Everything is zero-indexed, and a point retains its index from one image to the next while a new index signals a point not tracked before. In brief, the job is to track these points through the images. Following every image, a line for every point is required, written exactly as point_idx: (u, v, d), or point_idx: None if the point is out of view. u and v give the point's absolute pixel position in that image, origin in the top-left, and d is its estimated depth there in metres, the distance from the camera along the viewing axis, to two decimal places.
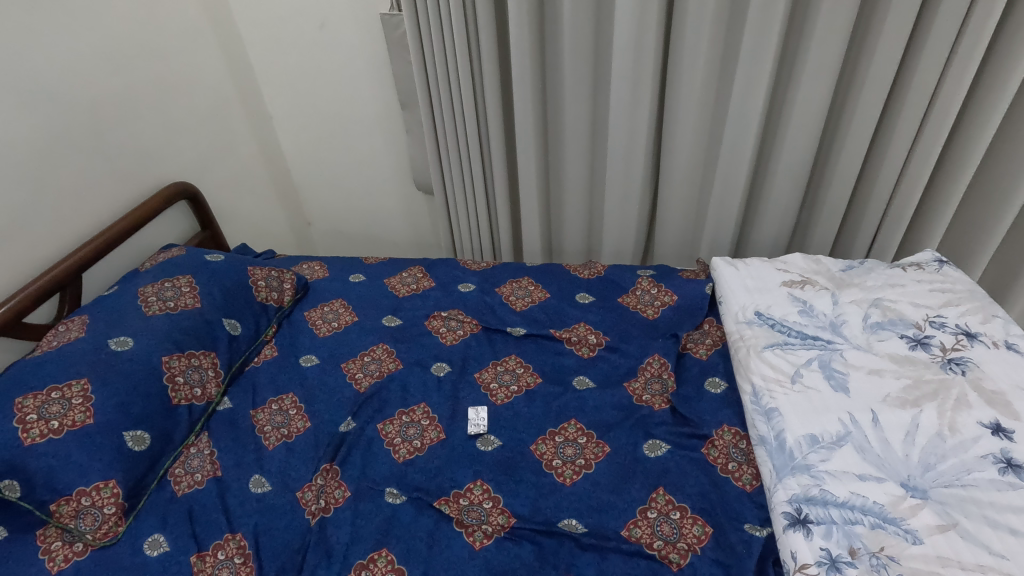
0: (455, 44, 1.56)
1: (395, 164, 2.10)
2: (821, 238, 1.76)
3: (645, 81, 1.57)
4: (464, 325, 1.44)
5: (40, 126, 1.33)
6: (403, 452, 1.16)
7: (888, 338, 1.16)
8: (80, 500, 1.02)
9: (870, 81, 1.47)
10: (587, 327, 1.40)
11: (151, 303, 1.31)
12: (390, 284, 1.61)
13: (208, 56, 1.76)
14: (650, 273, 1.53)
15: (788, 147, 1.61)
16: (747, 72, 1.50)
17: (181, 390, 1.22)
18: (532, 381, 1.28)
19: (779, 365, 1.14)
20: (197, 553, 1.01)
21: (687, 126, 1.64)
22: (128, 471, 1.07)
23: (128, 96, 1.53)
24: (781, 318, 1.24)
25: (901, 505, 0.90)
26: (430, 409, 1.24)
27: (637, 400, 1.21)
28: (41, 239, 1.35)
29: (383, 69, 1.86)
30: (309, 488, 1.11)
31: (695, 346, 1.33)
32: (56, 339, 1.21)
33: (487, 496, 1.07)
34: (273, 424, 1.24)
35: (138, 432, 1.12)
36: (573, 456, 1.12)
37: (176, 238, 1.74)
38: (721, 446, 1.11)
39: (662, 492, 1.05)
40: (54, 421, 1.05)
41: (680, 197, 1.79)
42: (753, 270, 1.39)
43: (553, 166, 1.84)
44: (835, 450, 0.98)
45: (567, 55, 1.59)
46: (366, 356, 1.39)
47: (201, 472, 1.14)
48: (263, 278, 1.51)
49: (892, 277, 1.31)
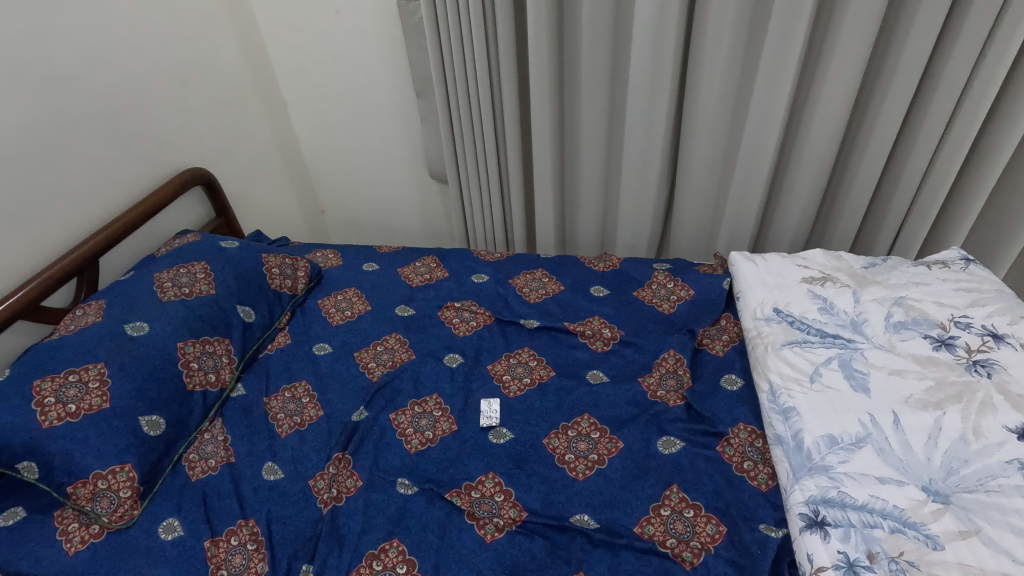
0: (472, 29, 1.53)
1: (410, 155, 2.09)
2: (842, 233, 1.73)
3: (666, 71, 1.54)
4: (477, 317, 1.43)
5: (55, 111, 1.33)
6: (415, 442, 1.16)
7: (911, 338, 1.14)
8: (97, 483, 1.03)
9: (901, 70, 1.42)
10: (602, 321, 1.38)
11: (166, 288, 1.31)
12: (404, 273, 1.61)
13: (220, 38, 1.75)
14: (666, 266, 1.51)
15: (813, 138, 1.58)
16: (771, 63, 1.47)
17: (196, 376, 1.23)
18: (545, 374, 1.27)
19: (797, 363, 1.12)
20: (210, 538, 1.02)
21: (709, 114, 1.60)
22: (143, 455, 1.09)
23: (144, 82, 1.53)
24: (800, 315, 1.23)
25: (922, 510, 0.88)
26: (442, 400, 1.23)
27: (652, 396, 1.19)
28: (57, 224, 1.36)
29: (399, 56, 1.84)
30: (321, 476, 1.11)
31: (712, 342, 1.30)
32: (74, 323, 1.23)
33: (499, 489, 1.06)
34: (286, 412, 1.25)
35: (153, 417, 1.13)
36: (586, 451, 1.11)
37: (192, 223, 1.74)
38: (737, 445, 1.08)
39: (676, 490, 1.03)
40: (72, 404, 1.07)
41: (698, 189, 1.76)
42: (772, 266, 1.37)
43: (569, 155, 1.82)
44: (855, 452, 0.96)
45: (585, 42, 1.56)
46: (378, 345, 1.39)
47: (214, 458, 1.15)
48: (277, 266, 1.51)
49: (916, 275, 1.29)
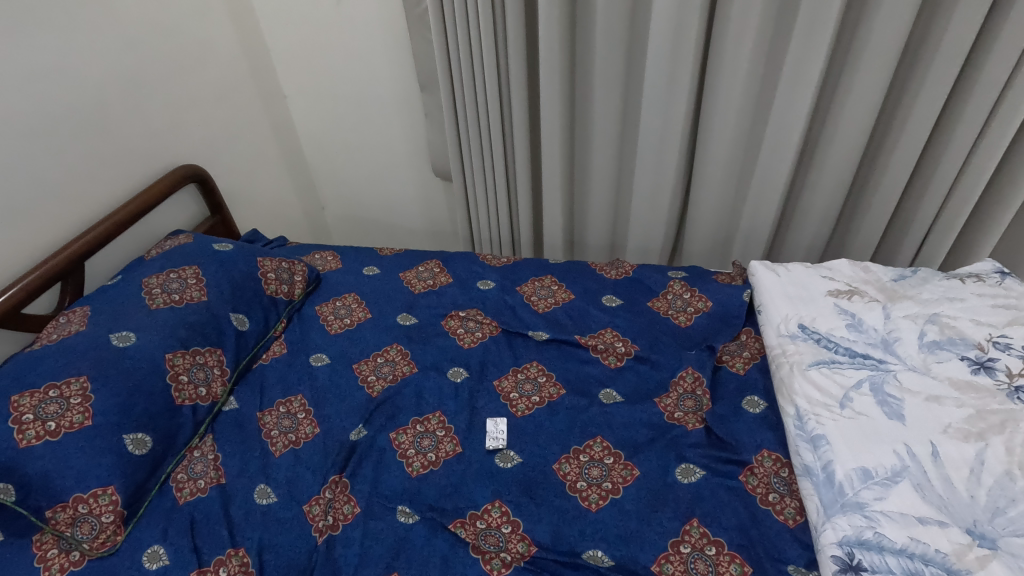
0: (480, 21, 1.45)
1: (413, 150, 2.01)
2: (864, 240, 1.65)
3: (685, 67, 1.45)
4: (483, 327, 1.36)
5: (39, 105, 1.25)
6: (417, 465, 1.09)
7: (947, 359, 1.07)
8: (77, 507, 0.97)
9: (935, 70, 1.34)
10: (614, 334, 1.31)
11: (155, 295, 1.24)
12: (406, 278, 1.53)
13: (216, 28, 1.66)
14: (682, 275, 1.43)
15: (838, 141, 1.49)
16: (797, 61, 1.38)
17: (185, 390, 1.16)
18: (555, 392, 1.20)
19: (825, 386, 1.05)
20: (198, 569, 0.95)
21: (729, 114, 1.52)
22: (127, 476, 1.02)
23: (136, 75, 1.45)
24: (827, 332, 1.15)
25: (967, 556, 0.81)
26: (445, 419, 1.17)
27: (669, 418, 1.12)
28: (41, 224, 1.28)
29: (403, 48, 1.75)
30: (317, 501, 1.05)
31: (732, 359, 1.23)
32: (56, 332, 1.16)
33: (506, 520, 1.00)
34: (280, 428, 1.18)
35: (139, 435, 1.06)
36: (599, 479, 1.04)
37: (185, 222, 1.67)
38: (761, 475, 1.01)
39: (696, 524, 0.96)
40: (51, 421, 1.00)
41: (714, 192, 1.68)
42: (795, 277, 1.30)
43: (579, 154, 1.74)
44: (891, 488, 0.89)
45: (599, 35, 1.47)
46: (378, 357, 1.31)
47: (204, 479, 1.09)
48: (273, 270, 1.44)
49: (950, 289, 1.21)
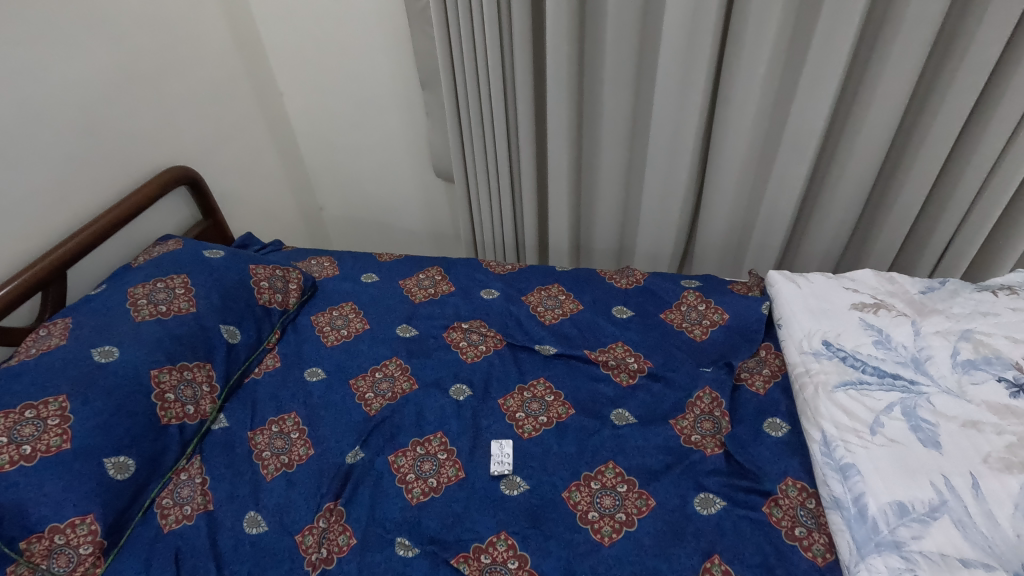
0: (484, 16, 1.37)
1: (414, 150, 1.94)
2: (884, 247, 1.58)
3: (699, 67, 1.38)
4: (487, 340, 1.29)
5: (17, 105, 1.18)
6: (417, 491, 1.02)
7: (984, 381, 0.99)
8: (54, 538, 0.91)
9: (965, 70, 1.26)
10: (626, 348, 1.24)
11: (141, 306, 1.17)
12: (406, 286, 1.46)
13: (208, 23, 1.59)
14: (696, 285, 1.36)
15: (860, 144, 1.42)
16: (819, 60, 1.31)
17: (172, 409, 1.09)
18: (564, 413, 1.13)
19: (854, 410, 0.98)
20: None
21: (746, 115, 1.45)
22: (108, 504, 0.96)
23: (123, 74, 1.38)
24: (853, 350, 1.08)
25: None
26: (447, 440, 1.10)
27: (685, 442, 1.05)
28: (20, 231, 1.21)
29: (403, 44, 1.68)
30: (310, 531, 0.98)
31: (751, 377, 1.16)
32: (35, 346, 1.09)
33: (512, 554, 0.93)
34: (272, 450, 1.11)
35: (121, 458, 1.00)
36: (612, 509, 0.97)
37: (175, 227, 1.60)
38: (786, 506, 0.94)
39: (717, 561, 0.89)
40: (27, 445, 0.93)
41: (729, 196, 1.61)
42: (817, 288, 1.23)
43: (586, 156, 1.67)
44: (930, 525, 0.83)
45: (609, 31, 1.40)
46: (377, 372, 1.25)
47: (190, 505, 1.02)
48: (266, 278, 1.37)
49: (984, 302, 1.14)
